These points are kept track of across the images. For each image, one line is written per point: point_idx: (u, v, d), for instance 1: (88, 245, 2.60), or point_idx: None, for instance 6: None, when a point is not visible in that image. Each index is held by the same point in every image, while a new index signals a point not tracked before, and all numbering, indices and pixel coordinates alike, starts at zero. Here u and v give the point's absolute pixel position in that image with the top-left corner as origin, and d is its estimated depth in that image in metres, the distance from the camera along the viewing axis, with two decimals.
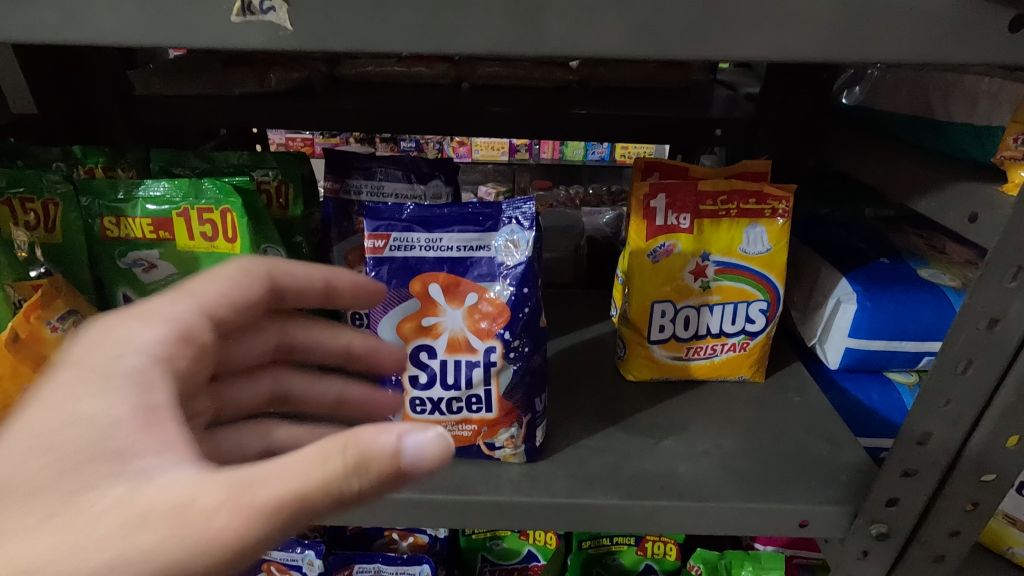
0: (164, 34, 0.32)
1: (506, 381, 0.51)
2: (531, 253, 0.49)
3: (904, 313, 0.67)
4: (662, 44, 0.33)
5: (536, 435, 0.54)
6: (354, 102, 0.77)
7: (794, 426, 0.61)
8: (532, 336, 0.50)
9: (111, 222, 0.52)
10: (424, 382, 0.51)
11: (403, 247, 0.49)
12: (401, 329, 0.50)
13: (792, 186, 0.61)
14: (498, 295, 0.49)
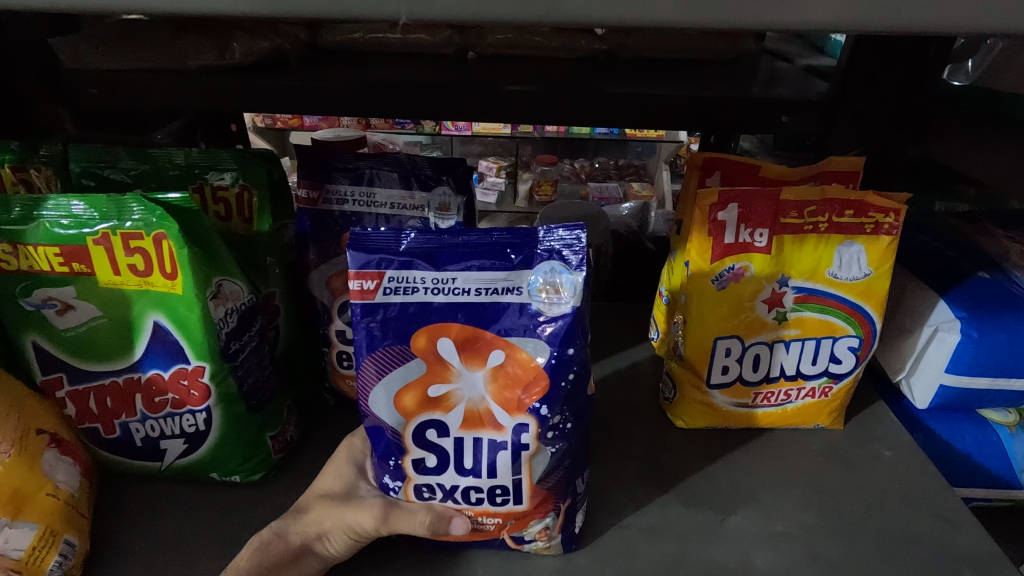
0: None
1: (540, 466, 0.39)
2: (579, 302, 0.36)
3: (1017, 346, 0.55)
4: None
5: (577, 522, 0.42)
6: (334, 78, 0.61)
7: (890, 493, 0.49)
8: (576, 408, 0.38)
9: (7, 250, 0.39)
10: (433, 464, 0.39)
11: (402, 289, 0.36)
12: (401, 402, 0.38)
13: (903, 196, 0.47)
14: (533, 356, 0.37)
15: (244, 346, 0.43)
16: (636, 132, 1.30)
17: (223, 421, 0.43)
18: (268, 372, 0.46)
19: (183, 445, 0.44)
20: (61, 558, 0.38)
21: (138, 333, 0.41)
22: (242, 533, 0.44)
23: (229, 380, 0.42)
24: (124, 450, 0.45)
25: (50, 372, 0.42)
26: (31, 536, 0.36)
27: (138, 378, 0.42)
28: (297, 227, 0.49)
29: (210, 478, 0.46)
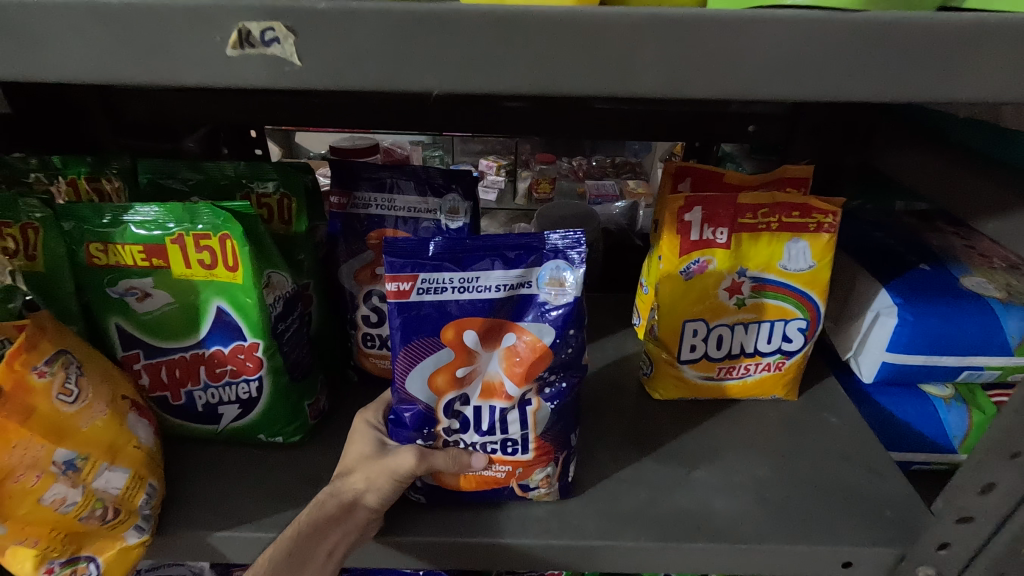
0: (148, 71, 0.28)
1: (544, 419, 0.48)
2: (578, 293, 0.45)
3: (950, 330, 0.63)
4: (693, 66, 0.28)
5: (570, 472, 0.51)
6: (356, 97, 0.70)
7: (832, 452, 0.57)
8: (569, 371, 0.48)
9: (98, 248, 0.47)
10: (458, 429, 0.48)
11: (432, 289, 0.45)
12: (433, 382, 0.47)
13: (840, 198, 0.56)
14: (540, 337, 0.46)
15: (289, 327, 0.52)
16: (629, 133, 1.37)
17: (272, 389, 0.52)
18: (305, 350, 0.55)
19: (237, 409, 0.53)
20: (146, 497, 0.47)
21: (203, 315, 0.49)
22: (288, 483, 0.53)
23: (277, 355, 0.51)
24: (187, 415, 0.54)
25: (129, 349, 0.51)
26: (124, 478, 0.46)
27: (202, 353, 0.50)
28: (330, 227, 0.58)
29: (258, 439, 0.55)
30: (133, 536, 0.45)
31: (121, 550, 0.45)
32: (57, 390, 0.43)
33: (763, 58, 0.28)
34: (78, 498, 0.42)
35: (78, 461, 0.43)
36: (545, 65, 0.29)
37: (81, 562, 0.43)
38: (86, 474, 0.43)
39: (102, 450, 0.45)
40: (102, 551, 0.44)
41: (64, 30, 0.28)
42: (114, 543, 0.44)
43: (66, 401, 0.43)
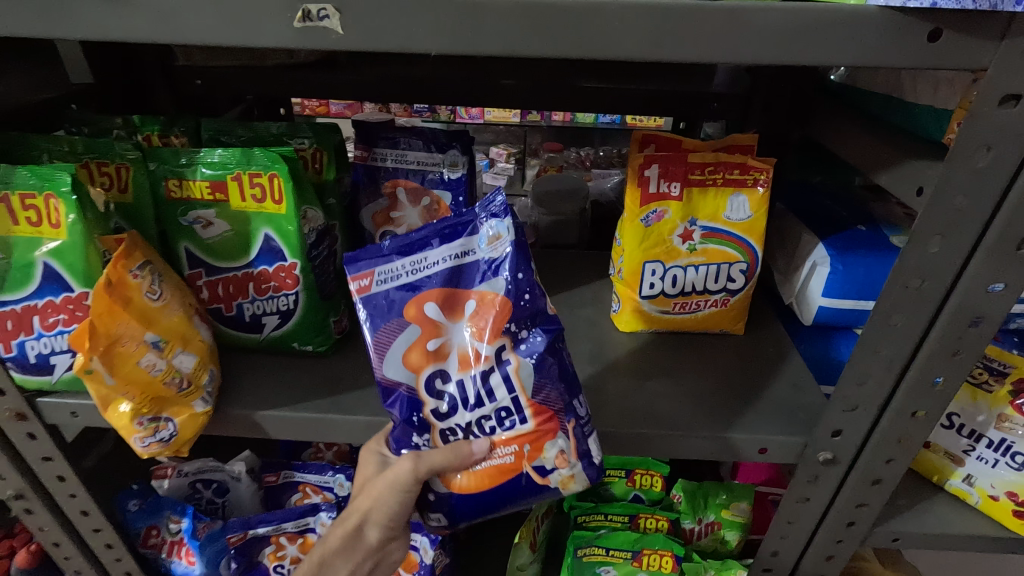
0: (221, 36, 0.40)
1: (528, 379, 0.55)
2: (515, 238, 0.55)
3: (874, 275, 0.73)
4: (615, 38, 0.39)
5: (581, 446, 0.57)
6: (376, 75, 0.82)
7: (764, 373, 0.69)
8: (537, 322, 0.56)
9: (175, 184, 0.61)
10: (448, 410, 0.56)
11: (389, 278, 0.56)
12: (410, 360, 0.55)
13: (772, 160, 0.68)
14: (493, 294, 0.55)
15: (319, 254, 0.65)
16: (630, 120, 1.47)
17: (306, 304, 0.65)
18: (331, 276, 0.68)
19: (277, 320, 0.66)
20: (209, 378, 0.60)
21: (253, 241, 0.62)
22: (318, 380, 0.66)
23: (310, 276, 0.64)
24: (237, 325, 0.67)
25: (193, 268, 0.64)
26: (193, 361, 0.58)
27: (251, 272, 0.63)
28: (353, 178, 0.71)
29: (292, 347, 0.68)
30: (200, 405, 0.58)
31: (192, 415, 0.58)
32: (147, 289, 0.56)
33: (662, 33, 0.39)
34: (164, 367, 0.55)
35: (161, 342, 0.56)
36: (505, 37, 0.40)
37: (162, 421, 0.56)
38: (167, 351, 0.56)
39: (177, 338, 0.58)
40: (177, 414, 0.57)
41: (165, 8, 0.39)
42: (186, 409, 0.57)
43: (153, 297, 0.56)
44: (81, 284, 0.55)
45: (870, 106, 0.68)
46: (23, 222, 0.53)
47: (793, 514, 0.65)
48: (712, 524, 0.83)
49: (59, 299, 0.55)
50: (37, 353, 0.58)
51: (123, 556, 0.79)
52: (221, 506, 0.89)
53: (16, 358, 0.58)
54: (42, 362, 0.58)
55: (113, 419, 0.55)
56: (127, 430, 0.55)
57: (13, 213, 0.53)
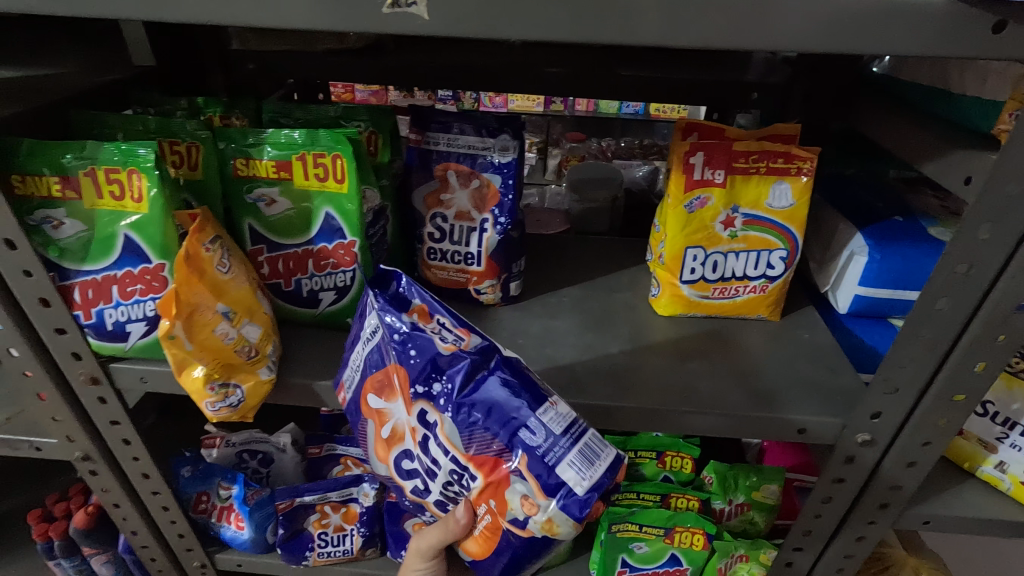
0: (314, 20, 0.42)
1: (454, 436, 0.55)
2: (381, 298, 0.57)
3: (912, 266, 0.74)
4: (687, 28, 0.41)
5: (543, 486, 0.53)
6: (422, 61, 0.85)
7: (801, 357, 0.71)
8: (440, 373, 0.55)
9: (242, 163, 0.63)
10: (423, 485, 0.60)
11: (348, 386, 0.60)
12: (379, 449, 0.60)
13: (816, 148, 0.69)
14: (389, 364, 0.56)
15: (374, 233, 0.69)
16: (657, 111, 1.47)
17: (361, 280, 0.68)
18: (385, 253, 0.72)
19: (333, 295, 0.69)
20: (273, 349, 0.63)
21: (314, 219, 0.65)
22: None
23: (366, 253, 0.67)
24: (294, 300, 0.70)
25: (256, 244, 0.67)
26: (258, 332, 0.61)
27: (311, 249, 0.66)
28: (406, 159, 0.74)
29: (346, 322, 0.71)
30: (265, 373, 0.62)
31: (258, 382, 0.61)
32: (218, 262, 0.59)
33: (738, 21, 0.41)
34: (235, 336, 0.59)
35: (230, 313, 0.59)
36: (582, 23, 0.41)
37: (231, 387, 0.59)
38: (236, 321, 0.59)
39: (244, 310, 0.60)
40: (244, 381, 0.60)
41: None
42: (253, 376, 0.61)
43: (223, 270, 0.59)
44: (159, 256, 0.58)
45: (916, 97, 0.68)
46: (106, 195, 0.56)
47: (828, 494, 0.67)
48: (742, 505, 0.85)
49: (137, 270, 0.59)
50: (114, 321, 0.61)
51: (178, 519, 0.83)
52: (265, 476, 0.92)
53: (93, 325, 0.61)
54: (118, 329, 0.62)
55: (187, 385, 0.58)
56: (200, 395, 0.58)
57: (98, 187, 0.56)
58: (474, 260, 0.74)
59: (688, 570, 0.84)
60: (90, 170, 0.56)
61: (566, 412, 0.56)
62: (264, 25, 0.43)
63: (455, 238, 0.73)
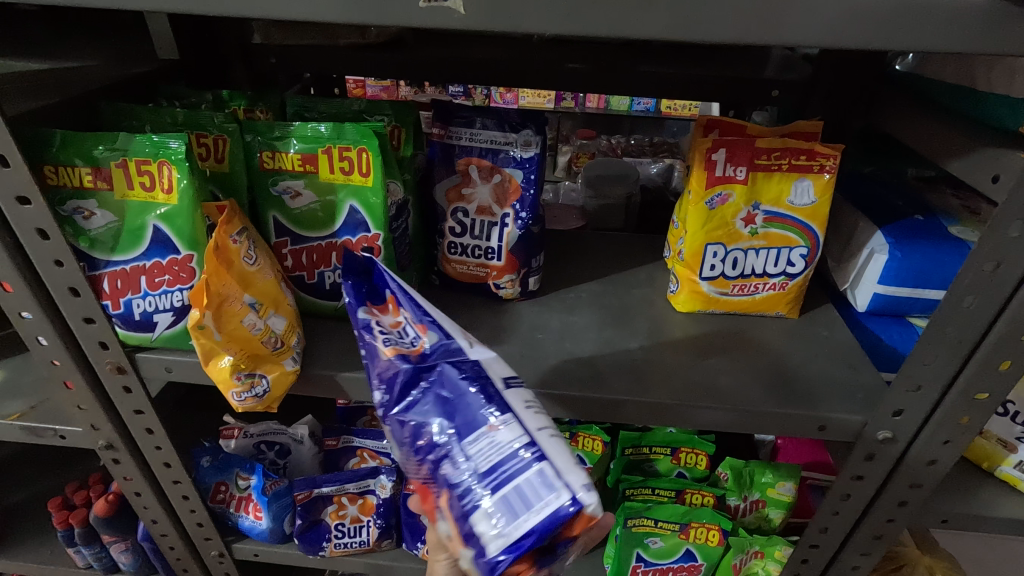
0: (352, 13, 0.42)
1: (398, 451, 0.53)
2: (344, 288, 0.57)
3: (933, 265, 0.74)
4: (720, 23, 0.41)
5: (457, 528, 0.48)
6: (442, 56, 0.85)
7: (820, 354, 0.71)
8: (383, 380, 0.53)
9: (269, 156, 0.64)
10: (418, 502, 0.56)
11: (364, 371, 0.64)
12: None
13: (839, 146, 0.69)
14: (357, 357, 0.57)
15: (398, 226, 0.69)
16: (667, 108, 1.47)
17: None
18: (407, 247, 0.72)
19: None
20: (297, 340, 0.64)
21: (338, 212, 0.65)
22: None
23: (390, 247, 0.67)
24: (316, 293, 0.70)
25: (280, 236, 0.67)
26: (283, 323, 0.62)
27: (335, 242, 0.67)
28: (428, 154, 0.74)
29: None
30: (290, 363, 0.62)
31: (283, 373, 0.62)
32: (244, 254, 0.59)
33: (774, 16, 0.41)
34: (262, 326, 0.59)
35: (257, 304, 0.59)
36: (616, 19, 0.42)
37: (257, 377, 0.60)
38: (262, 312, 0.60)
39: (269, 301, 0.61)
40: (270, 372, 0.61)
41: None
42: (278, 367, 0.61)
43: (249, 262, 0.60)
44: (187, 247, 0.59)
45: (940, 94, 0.68)
46: (137, 186, 0.58)
47: (846, 491, 0.68)
48: (757, 502, 0.85)
49: (165, 261, 0.60)
50: (142, 311, 0.62)
51: (197, 508, 0.84)
52: (283, 468, 0.93)
53: (122, 315, 0.62)
54: (146, 319, 0.62)
55: (214, 374, 0.59)
56: (226, 385, 0.59)
57: (129, 177, 0.57)
58: (495, 255, 0.74)
59: (702, 568, 0.85)
60: (121, 161, 0.57)
61: (508, 442, 0.47)
62: (299, 17, 0.43)
63: (476, 233, 0.73)
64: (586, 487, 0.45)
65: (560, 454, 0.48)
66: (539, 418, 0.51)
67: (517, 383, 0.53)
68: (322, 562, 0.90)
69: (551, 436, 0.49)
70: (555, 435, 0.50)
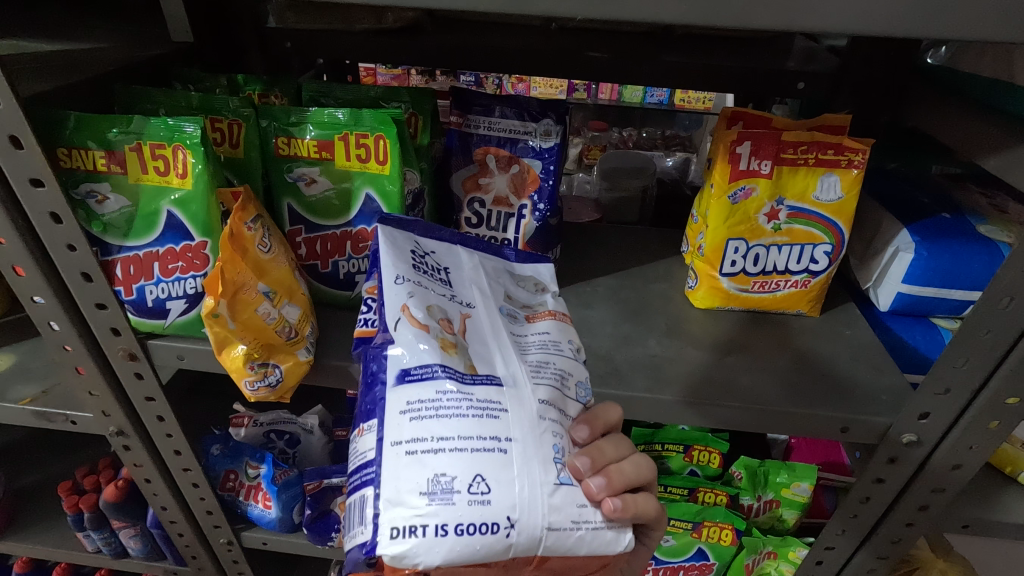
0: None
1: None
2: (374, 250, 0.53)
3: (958, 264, 0.72)
4: (760, 8, 0.40)
5: None
6: (459, 42, 0.83)
7: (843, 353, 0.70)
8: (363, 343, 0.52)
9: (284, 142, 0.63)
10: None
11: None
12: None
13: (869, 140, 0.67)
14: None
15: (414, 216, 0.68)
16: (681, 101, 1.43)
17: None
18: None
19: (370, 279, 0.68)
20: (311, 330, 0.63)
21: (354, 200, 0.64)
22: None
23: None
24: (330, 282, 0.69)
25: (294, 224, 0.66)
26: (297, 313, 0.61)
27: (350, 231, 0.66)
28: (446, 142, 0.73)
29: None
30: (304, 353, 0.62)
31: (297, 363, 0.61)
32: (259, 241, 0.58)
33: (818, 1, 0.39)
34: (276, 316, 0.58)
35: (271, 292, 0.58)
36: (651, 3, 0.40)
37: (270, 367, 0.59)
38: (276, 300, 0.59)
39: (283, 290, 0.60)
40: (283, 361, 0.60)
41: None
42: (292, 357, 0.61)
43: (264, 249, 0.59)
44: (201, 234, 0.58)
45: (975, 89, 0.66)
46: (151, 170, 0.56)
47: (867, 494, 0.66)
48: (771, 502, 0.84)
49: (179, 247, 0.59)
50: (155, 298, 0.61)
51: (207, 496, 0.84)
52: (292, 457, 0.92)
53: (134, 302, 0.61)
54: (159, 306, 0.61)
55: (228, 362, 0.58)
56: (239, 374, 0.58)
57: (143, 162, 0.56)
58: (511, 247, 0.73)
59: (714, 567, 0.85)
60: (136, 145, 0.56)
61: (363, 451, 0.43)
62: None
63: (492, 224, 0.72)
64: (397, 535, 0.39)
65: (396, 493, 0.40)
66: (416, 431, 0.41)
67: (421, 375, 0.43)
68: (331, 552, 0.90)
69: (413, 457, 0.41)
70: (425, 460, 0.40)
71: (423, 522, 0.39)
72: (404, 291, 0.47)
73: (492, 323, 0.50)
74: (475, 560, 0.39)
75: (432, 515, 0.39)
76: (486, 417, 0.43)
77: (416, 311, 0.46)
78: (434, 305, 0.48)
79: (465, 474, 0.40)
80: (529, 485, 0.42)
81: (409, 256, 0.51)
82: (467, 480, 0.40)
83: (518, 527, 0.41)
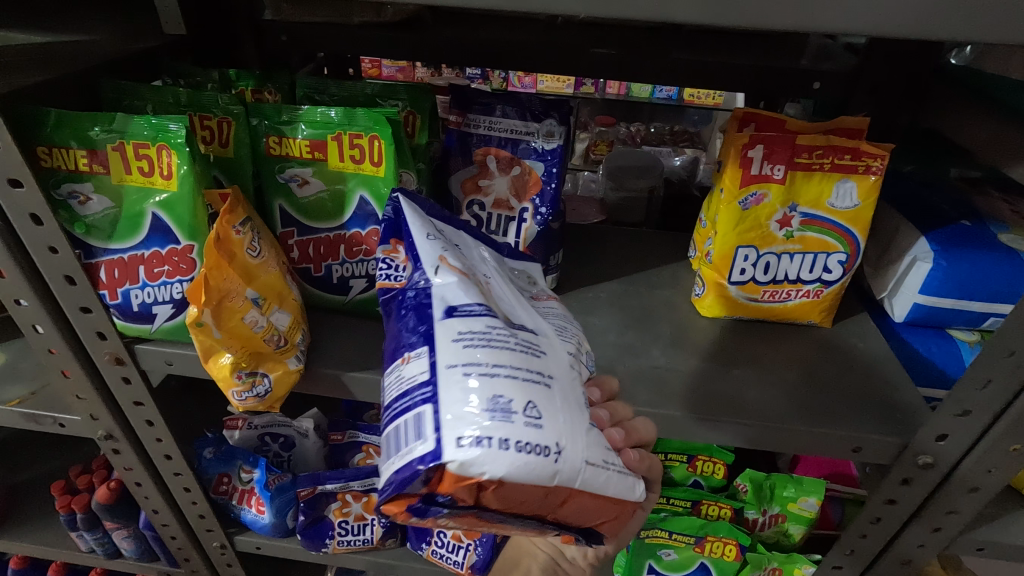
0: None
1: None
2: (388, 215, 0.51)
3: (979, 274, 0.69)
4: (776, 9, 0.37)
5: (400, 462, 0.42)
6: (460, 37, 0.80)
7: (856, 367, 0.67)
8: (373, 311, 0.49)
9: (275, 141, 0.60)
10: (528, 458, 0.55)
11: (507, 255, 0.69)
12: None
13: (888, 145, 0.64)
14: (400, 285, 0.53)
15: None
16: (691, 96, 1.40)
17: None
18: None
19: (364, 283, 0.66)
20: (301, 338, 0.61)
21: (347, 202, 0.62)
22: None
23: None
24: (323, 285, 0.67)
25: (286, 227, 0.64)
26: (287, 320, 0.59)
27: (344, 234, 0.63)
28: (444, 142, 0.70)
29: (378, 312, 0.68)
30: (293, 362, 0.59)
31: (286, 371, 0.59)
32: (247, 246, 0.56)
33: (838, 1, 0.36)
34: (264, 324, 0.56)
35: (259, 299, 0.56)
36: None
37: (258, 375, 0.57)
38: (264, 308, 0.56)
39: (273, 296, 0.58)
40: (272, 370, 0.58)
41: None
42: (281, 365, 0.58)
43: (253, 254, 0.56)
44: (187, 237, 0.56)
45: (1002, 93, 0.63)
46: (135, 171, 0.54)
47: (878, 514, 0.64)
48: (777, 516, 0.81)
49: (164, 251, 0.56)
50: (140, 302, 0.59)
51: (199, 500, 0.82)
52: (287, 461, 0.91)
53: (119, 306, 0.59)
54: (144, 311, 0.59)
55: (215, 369, 0.56)
56: (227, 382, 0.56)
57: (127, 162, 0.54)
58: None
59: None
60: (118, 144, 0.53)
61: (412, 376, 0.39)
62: None
63: (492, 227, 0.69)
64: (463, 444, 0.35)
65: (454, 407, 0.37)
66: (472, 356, 0.39)
67: (469, 312, 0.41)
68: (324, 557, 0.88)
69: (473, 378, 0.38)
70: (485, 379, 0.38)
71: (489, 434, 0.36)
72: (437, 246, 0.46)
73: (513, 289, 0.49)
74: (528, 482, 0.36)
75: (497, 428, 0.36)
76: (533, 353, 0.41)
77: (453, 261, 0.45)
78: (465, 261, 0.47)
79: (521, 397, 0.38)
80: (576, 421, 0.40)
81: (431, 224, 0.50)
82: (525, 403, 0.38)
83: (570, 456, 0.38)
